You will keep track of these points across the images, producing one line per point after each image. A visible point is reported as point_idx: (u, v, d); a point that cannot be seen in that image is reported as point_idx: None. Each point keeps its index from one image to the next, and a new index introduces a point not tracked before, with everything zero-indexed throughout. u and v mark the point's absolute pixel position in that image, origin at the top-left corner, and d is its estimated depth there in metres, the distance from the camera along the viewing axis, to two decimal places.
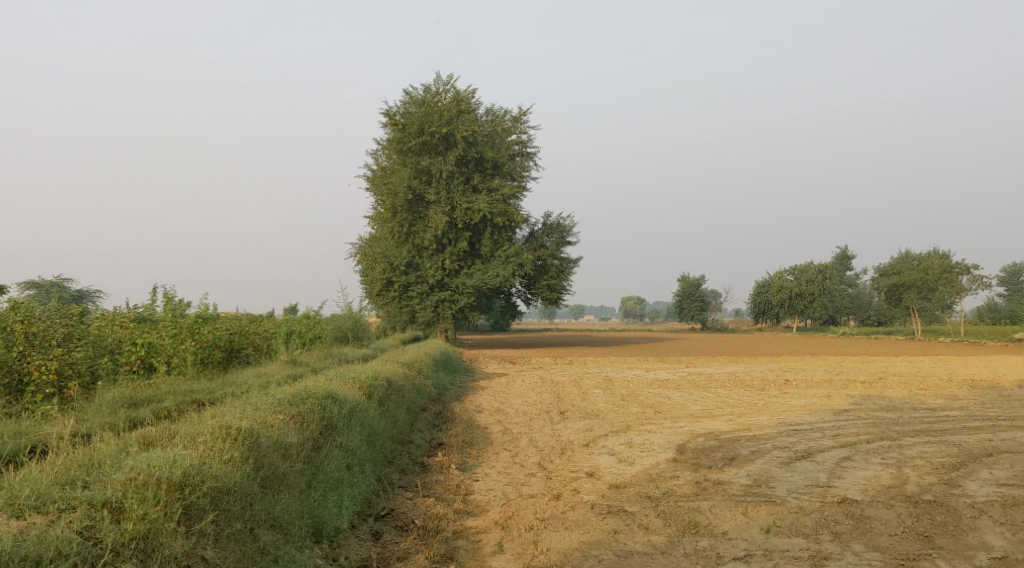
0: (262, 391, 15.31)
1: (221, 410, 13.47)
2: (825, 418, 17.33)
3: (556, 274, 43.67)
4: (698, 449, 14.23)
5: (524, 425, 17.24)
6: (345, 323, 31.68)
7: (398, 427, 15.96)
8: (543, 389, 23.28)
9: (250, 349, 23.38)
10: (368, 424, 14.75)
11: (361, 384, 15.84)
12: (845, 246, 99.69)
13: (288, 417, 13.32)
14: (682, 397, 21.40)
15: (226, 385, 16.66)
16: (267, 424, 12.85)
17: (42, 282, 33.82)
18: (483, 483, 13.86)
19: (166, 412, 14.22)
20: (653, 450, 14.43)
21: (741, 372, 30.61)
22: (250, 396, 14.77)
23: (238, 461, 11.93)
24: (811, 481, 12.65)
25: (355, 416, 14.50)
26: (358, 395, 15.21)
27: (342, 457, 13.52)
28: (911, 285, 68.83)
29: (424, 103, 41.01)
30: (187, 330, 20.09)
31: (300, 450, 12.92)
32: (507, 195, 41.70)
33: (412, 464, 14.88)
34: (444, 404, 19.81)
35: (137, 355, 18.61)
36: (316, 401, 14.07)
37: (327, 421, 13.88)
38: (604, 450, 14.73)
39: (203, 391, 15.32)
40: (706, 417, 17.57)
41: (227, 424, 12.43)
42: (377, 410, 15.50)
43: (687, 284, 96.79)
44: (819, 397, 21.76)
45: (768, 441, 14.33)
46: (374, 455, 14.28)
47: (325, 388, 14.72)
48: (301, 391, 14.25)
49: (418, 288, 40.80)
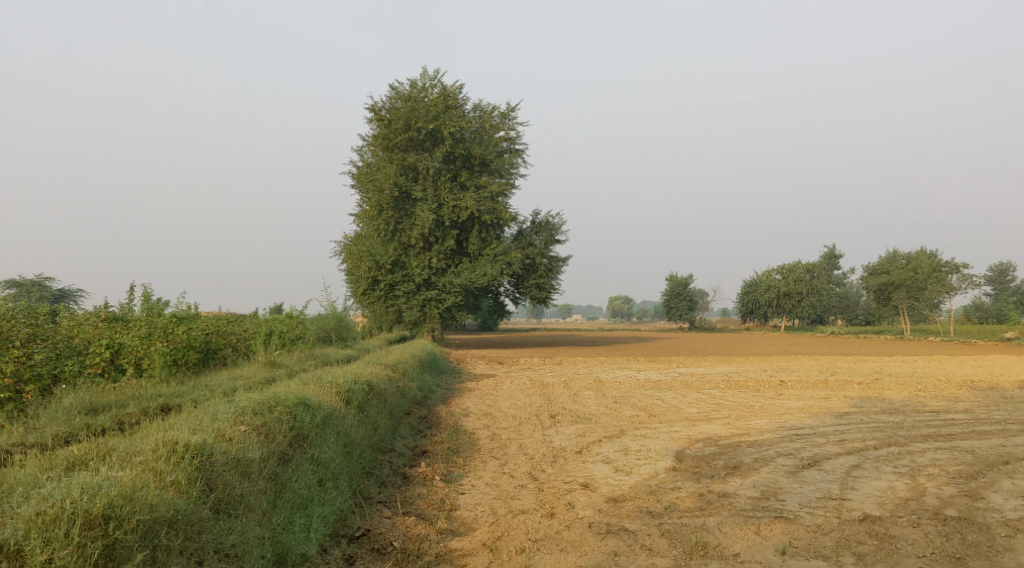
0: (232, 395, 14.60)
1: (179, 419, 12.76)
2: (828, 422, 16.61)
3: (545, 273, 42.91)
4: (699, 457, 13.48)
5: (512, 431, 16.45)
6: (329, 323, 30.83)
7: (380, 433, 15.19)
8: (532, 391, 22.51)
9: (227, 350, 22.52)
10: (344, 432, 14.00)
11: (339, 389, 15.09)
12: (833, 244, 99.33)
13: (251, 428, 12.59)
14: (677, 399, 20.66)
15: (196, 388, 15.85)
16: (223, 438, 12.11)
17: (22, 281, 32.90)
18: (468, 496, 13.06)
19: (126, 418, 13.52)
20: (650, 458, 13.66)
21: (734, 373, 29.91)
22: (217, 401, 14.01)
23: (182, 484, 11.21)
24: (823, 493, 11.91)
25: (329, 425, 13.77)
26: (333, 401, 14.43)
27: (311, 472, 12.78)
28: (900, 284, 68.41)
29: (411, 98, 40.21)
30: (159, 330, 19.21)
31: (263, 466, 12.19)
32: (495, 192, 40.93)
33: (393, 475, 14.07)
34: (429, 407, 19.02)
35: (103, 356, 17.71)
36: (285, 409, 13.33)
37: (296, 433, 13.15)
38: (598, 458, 13.96)
39: (171, 395, 14.61)
40: (703, 420, 16.81)
41: (174, 440, 11.69)
42: (355, 416, 14.73)
43: (675, 283, 96.21)
44: (818, 398, 21.09)
45: (772, 448, 13.58)
46: (351, 466, 13.53)
47: (298, 393, 13.99)
48: (270, 397, 13.51)
49: (404, 287, 39.95)
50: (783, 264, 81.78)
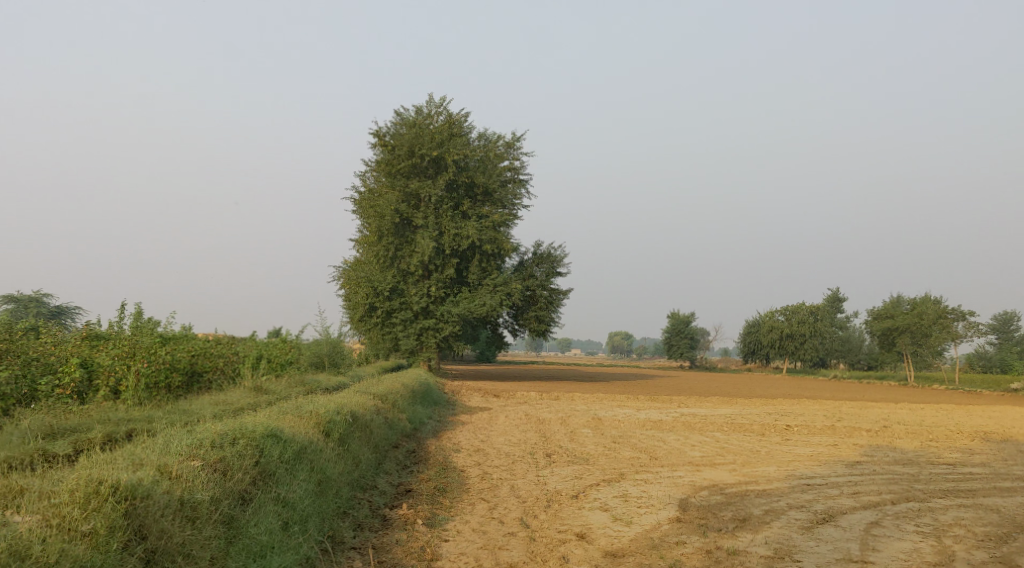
0: (203, 421, 13.85)
1: (129, 450, 12.02)
2: (839, 471, 15.72)
3: (545, 306, 42.07)
4: (705, 507, 12.59)
5: (505, 470, 15.55)
6: (323, 349, 29.99)
7: (361, 469, 14.40)
8: (528, 427, 21.64)
9: (215, 374, 21.71)
10: (317, 467, 13.22)
11: (319, 419, 14.30)
12: (836, 287, 98.54)
13: (206, 464, 11.82)
14: (678, 441, 19.78)
15: (172, 412, 15.03)
16: (168, 477, 11.33)
17: (20, 296, 32.25)
18: (452, 545, 12.15)
19: (86, 441, 12.78)
20: (652, 506, 12.77)
21: (737, 414, 29.04)
22: (184, 428, 13.21)
23: (99, 535, 10.48)
24: (842, 554, 11.01)
25: (300, 460, 13.03)
26: (310, 433, 13.65)
27: (274, 514, 11.99)
28: (904, 330, 67.48)
29: (415, 125, 39.61)
30: (142, 351, 18.41)
31: (212, 509, 11.42)
32: (497, 222, 40.23)
33: (372, 516, 13.20)
34: (419, 441, 18.15)
35: (72, 376, 17.03)
36: (251, 442, 12.55)
37: (262, 469, 12.40)
38: (596, 505, 13.05)
39: (141, 418, 13.88)
40: (708, 465, 15.94)
41: (105, 479, 10.88)
42: (333, 449, 13.93)
43: (676, 320, 95.41)
44: (826, 445, 20.18)
45: (782, 499, 12.68)
46: (321, 505, 12.73)
47: (270, 424, 13.22)
48: (235, 427, 12.74)
49: (402, 314, 39.12)
50: (787, 305, 81.00)
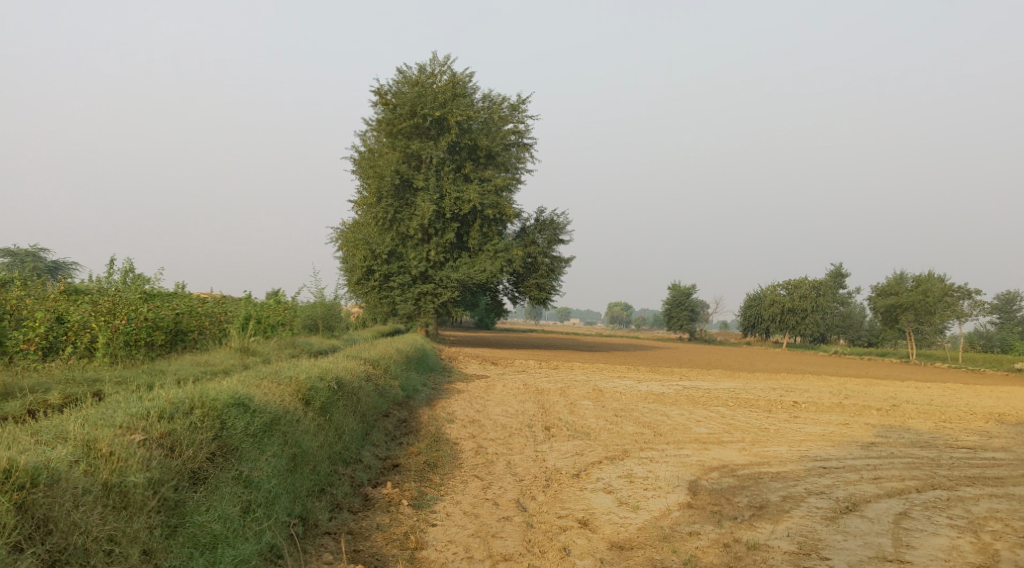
0: (169, 384, 13.05)
1: (66, 420, 11.24)
2: (856, 453, 14.83)
3: (546, 273, 41.09)
4: (718, 491, 11.67)
5: (501, 444, 14.63)
6: (317, 311, 29.02)
7: (344, 441, 13.54)
8: (525, 397, 20.75)
9: (200, 334, 20.79)
10: (291, 439, 12.32)
11: (299, 386, 13.42)
12: (839, 263, 97.49)
13: (150, 440, 10.97)
14: (683, 416, 18.87)
15: (145, 372, 14.26)
16: (93, 458, 10.52)
17: (15, 250, 31.33)
18: (439, 531, 11.28)
19: (42, 402, 12.07)
20: (660, 489, 11.87)
21: (741, 389, 28.17)
22: (143, 392, 12.41)
23: None
24: (874, 551, 10.13)
25: (271, 432, 12.11)
26: (286, 402, 12.73)
27: (232, 497, 11.11)
28: (908, 307, 66.53)
29: (418, 84, 38.28)
30: (122, 308, 17.48)
31: (149, 494, 10.54)
32: (499, 186, 39.11)
33: (352, 496, 12.43)
34: (411, 409, 17.26)
35: (36, 332, 16.15)
36: (212, 412, 11.65)
37: (222, 444, 11.51)
38: (599, 486, 12.14)
39: (109, 377, 13.11)
40: (716, 444, 15.04)
41: (11, 460, 10.09)
42: (314, 420, 13.04)
43: (676, 291, 94.50)
44: (837, 424, 19.27)
45: (800, 484, 11.79)
46: (292, 485, 11.85)
47: (240, 390, 12.31)
48: (195, 394, 11.85)
49: (400, 279, 38.17)
50: (789, 279, 80.03)
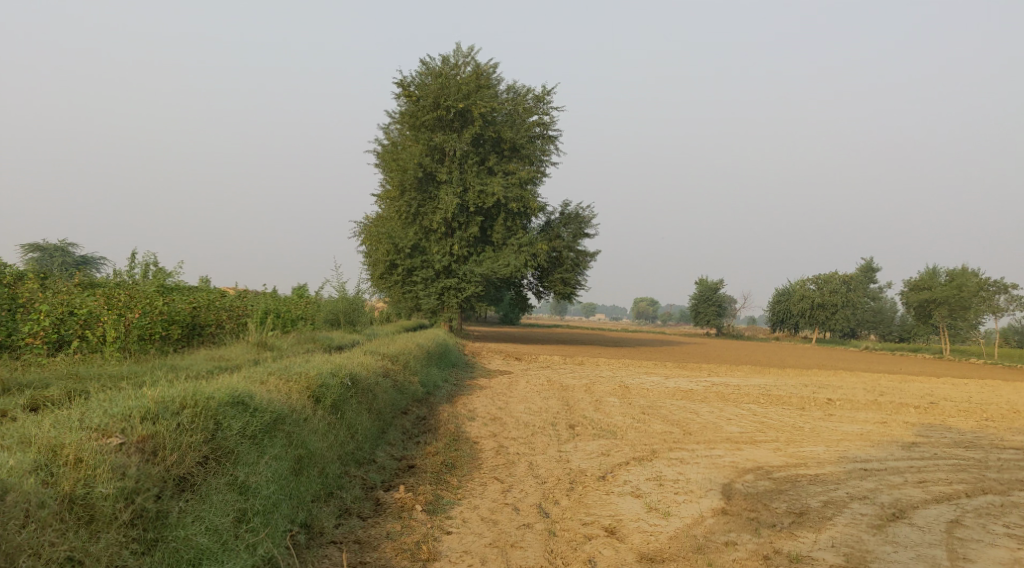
0: (168, 381, 12.70)
1: (41, 421, 10.91)
2: (899, 454, 14.12)
3: (571, 267, 40.45)
4: (753, 496, 11.01)
5: (523, 443, 14.04)
6: (339, 305, 28.55)
7: (358, 440, 13.15)
8: (549, 394, 20.13)
9: (218, 328, 20.36)
10: (294, 439, 11.95)
11: (309, 383, 13.11)
12: (870, 257, 95.95)
13: (129, 445, 10.55)
14: (713, 414, 18.18)
15: (154, 367, 13.99)
16: (51, 466, 10.14)
17: (43, 245, 31.11)
18: (454, 540, 10.71)
19: (39, 398, 11.87)
20: (692, 493, 11.23)
21: (771, 385, 27.41)
22: (138, 389, 12.09)
23: None
24: (927, 563, 9.47)
25: (269, 435, 11.67)
26: (288, 402, 12.30)
27: (222, 506, 10.64)
28: (941, 302, 65.23)
29: (442, 75, 37.65)
30: (135, 301, 17.11)
31: (121, 506, 10.09)
32: (524, 179, 38.49)
33: (362, 501, 11.93)
34: (430, 406, 16.72)
35: (45, 324, 15.77)
36: (205, 411, 11.25)
37: (215, 447, 11.09)
38: (626, 490, 11.51)
39: (111, 373, 12.87)
40: (750, 443, 14.36)
41: None
42: (323, 419, 12.70)
43: (704, 286, 93.47)
44: (875, 423, 18.50)
45: (842, 488, 11.12)
46: (294, 490, 11.41)
47: (241, 388, 11.96)
48: (188, 391, 11.49)
49: (423, 273, 37.70)
50: (819, 274, 78.87)
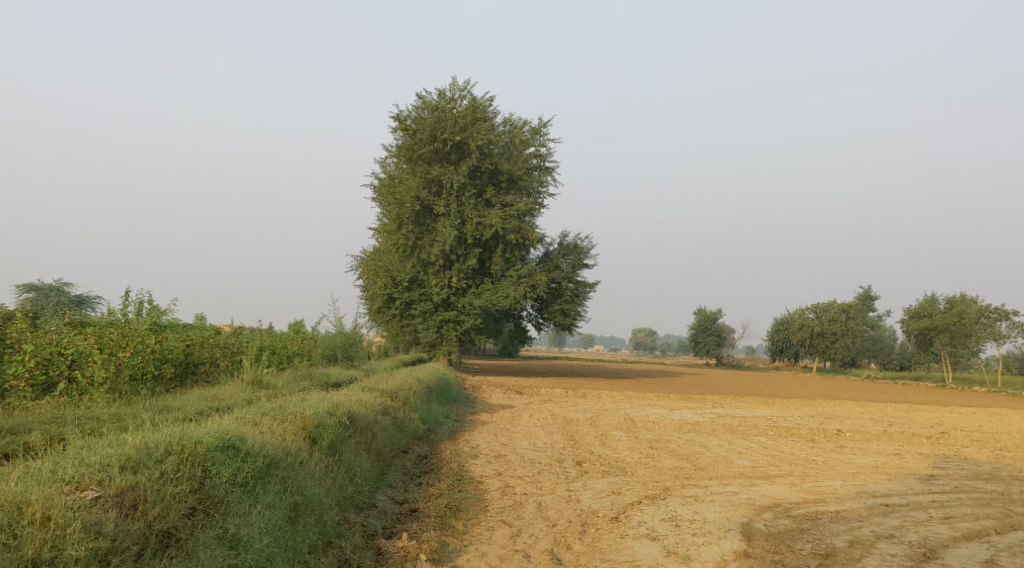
0: (156, 423, 12.38)
1: (18, 469, 10.62)
2: (919, 487, 13.62)
3: (571, 298, 40.02)
4: (776, 536, 10.51)
5: (530, 483, 13.52)
6: (336, 340, 28.06)
7: (357, 483, 12.72)
8: (553, 429, 19.62)
9: (212, 367, 19.88)
10: (287, 484, 11.62)
11: (305, 423, 12.81)
12: (868, 285, 95.66)
13: (106, 498, 10.29)
14: (723, 448, 17.67)
15: (144, 408, 13.63)
16: (19, 521, 9.88)
17: (39, 285, 30.67)
18: None
19: (24, 443, 11.59)
20: (711, 533, 10.74)
21: (778, 416, 26.90)
22: (124, 433, 11.79)
23: None
24: None
25: (260, 483, 11.35)
26: (281, 448, 11.96)
27: (210, 562, 10.29)
28: (942, 329, 64.86)
29: (438, 108, 37.46)
30: (125, 340, 16.68)
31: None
32: (522, 211, 38.17)
33: (363, 548, 11.39)
34: (432, 444, 16.24)
35: (32, 364, 15.33)
36: (191, 459, 11.00)
37: (202, 498, 10.82)
38: (642, 532, 11.01)
39: (98, 416, 12.57)
40: (765, 478, 13.86)
41: None
42: (320, 461, 12.39)
43: (702, 316, 93.05)
44: (889, 455, 18.02)
45: (867, 526, 10.65)
46: (289, 541, 10.98)
47: (232, 432, 11.66)
48: (174, 436, 11.23)
49: (421, 306, 37.22)
50: (818, 303, 78.55)
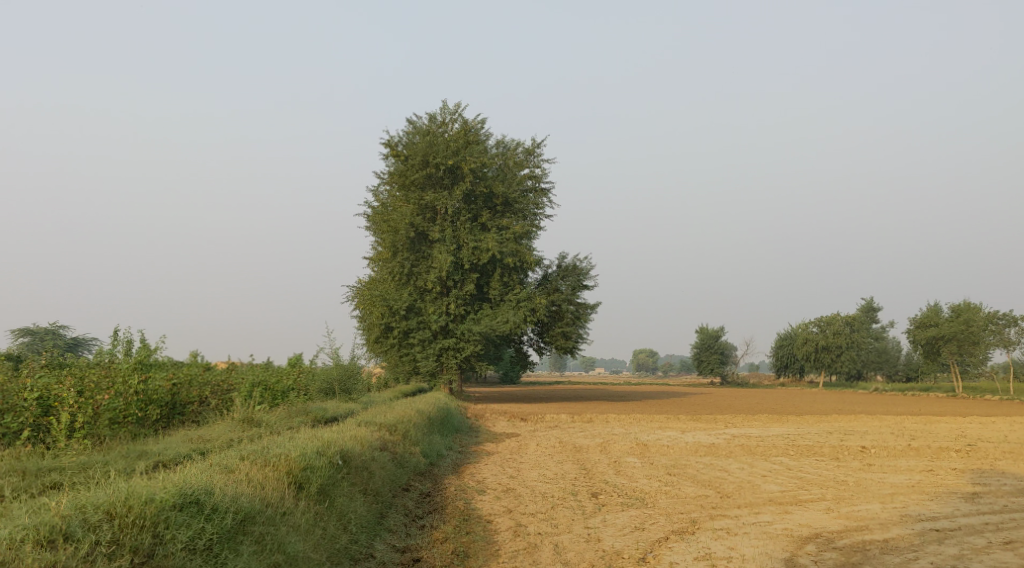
0: (123, 475, 11.60)
1: None
2: (966, 507, 12.59)
3: (572, 321, 38.96)
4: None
5: (543, 520, 12.45)
6: (334, 372, 26.98)
7: (351, 532, 11.75)
8: (563, 457, 18.57)
9: (202, 407, 18.82)
10: (263, 541, 10.76)
11: (291, 467, 12.03)
12: (870, 297, 94.68)
13: None
14: (745, 472, 16.59)
15: (119, 456, 12.80)
16: None
17: (34, 329, 29.70)
18: None
19: None
20: None
21: (795, 434, 25.76)
22: (83, 489, 11.03)
23: None
24: None
25: (224, 542, 10.52)
26: (255, 499, 11.14)
27: None
28: (950, 338, 63.78)
29: (429, 133, 36.60)
30: (104, 384, 15.70)
31: None
32: (519, 233, 37.19)
33: None
34: (436, 478, 15.23)
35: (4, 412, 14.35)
36: (143, 519, 10.24)
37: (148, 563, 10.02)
38: None
39: (64, 472, 11.81)
40: (798, 504, 12.82)
41: None
42: (307, 510, 11.56)
43: (705, 334, 91.86)
44: (922, 472, 16.95)
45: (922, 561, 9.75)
46: None
47: (198, 485, 10.90)
48: (121, 494, 10.44)
49: (420, 334, 36.13)
50: (821, 316, 77.48)
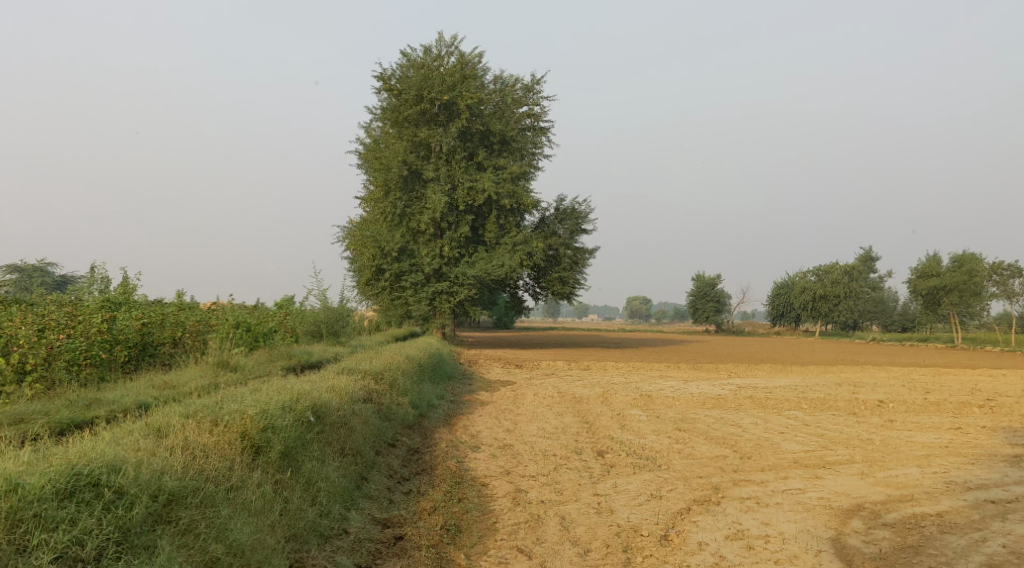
0: (35, 443, 10.31)
1: None
2: (1015, 473, 11.39)
3: (569, 266, 37.51)
4: (884, 560, 8.99)
5: (546, 485, 11.18)
6: (322, 315, 25.64)
7: (319, 504, 10.52)
8: (562, 408, 17.30)
9: (176, 349, 17.43)
10: (192, 531, 9.46)
11: (248, 428, 10.72)
12: (869, 246, 93.43)
13: None
14: (760, 428, 15.34)
15: (54, 409, 11.49)
16: None
17: (23, 265, 28.28)
18: None
19: None
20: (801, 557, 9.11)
21: (803, 386, 24.55)
22: None
23: None
24: None
25: (128, 533, 9.22)
26: (174, 474, 9.78)
27: None
28: (951, 288, 62.61)
29: (424, 67, 34.72)
30: (60, 322, 14.26)
31: None
32: (516, 174, 35.54)
33: None
34: (426, 432, 13.93)
35: None
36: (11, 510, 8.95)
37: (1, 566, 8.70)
38: (708, 560, 9.19)
39: None
40: (828, 466, 11.62)
41: None
42: (266, 480, 10.34)
43: (701, 282, 90.78)
44: (951, 430, 15.72)
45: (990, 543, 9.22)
46: None
47: (106, 462, 9.59)
48: None
49: (412, 277, 34.71)
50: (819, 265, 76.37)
